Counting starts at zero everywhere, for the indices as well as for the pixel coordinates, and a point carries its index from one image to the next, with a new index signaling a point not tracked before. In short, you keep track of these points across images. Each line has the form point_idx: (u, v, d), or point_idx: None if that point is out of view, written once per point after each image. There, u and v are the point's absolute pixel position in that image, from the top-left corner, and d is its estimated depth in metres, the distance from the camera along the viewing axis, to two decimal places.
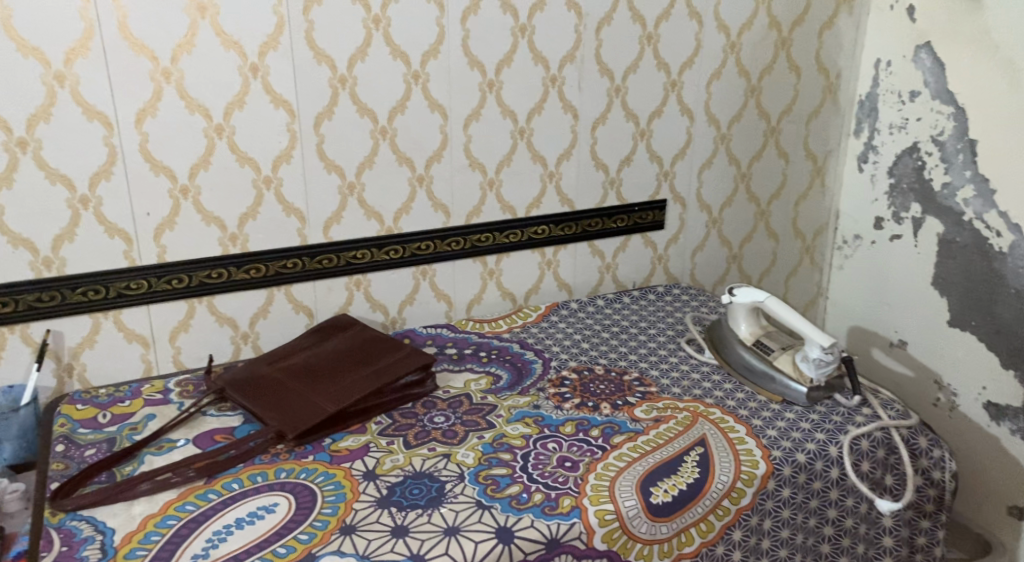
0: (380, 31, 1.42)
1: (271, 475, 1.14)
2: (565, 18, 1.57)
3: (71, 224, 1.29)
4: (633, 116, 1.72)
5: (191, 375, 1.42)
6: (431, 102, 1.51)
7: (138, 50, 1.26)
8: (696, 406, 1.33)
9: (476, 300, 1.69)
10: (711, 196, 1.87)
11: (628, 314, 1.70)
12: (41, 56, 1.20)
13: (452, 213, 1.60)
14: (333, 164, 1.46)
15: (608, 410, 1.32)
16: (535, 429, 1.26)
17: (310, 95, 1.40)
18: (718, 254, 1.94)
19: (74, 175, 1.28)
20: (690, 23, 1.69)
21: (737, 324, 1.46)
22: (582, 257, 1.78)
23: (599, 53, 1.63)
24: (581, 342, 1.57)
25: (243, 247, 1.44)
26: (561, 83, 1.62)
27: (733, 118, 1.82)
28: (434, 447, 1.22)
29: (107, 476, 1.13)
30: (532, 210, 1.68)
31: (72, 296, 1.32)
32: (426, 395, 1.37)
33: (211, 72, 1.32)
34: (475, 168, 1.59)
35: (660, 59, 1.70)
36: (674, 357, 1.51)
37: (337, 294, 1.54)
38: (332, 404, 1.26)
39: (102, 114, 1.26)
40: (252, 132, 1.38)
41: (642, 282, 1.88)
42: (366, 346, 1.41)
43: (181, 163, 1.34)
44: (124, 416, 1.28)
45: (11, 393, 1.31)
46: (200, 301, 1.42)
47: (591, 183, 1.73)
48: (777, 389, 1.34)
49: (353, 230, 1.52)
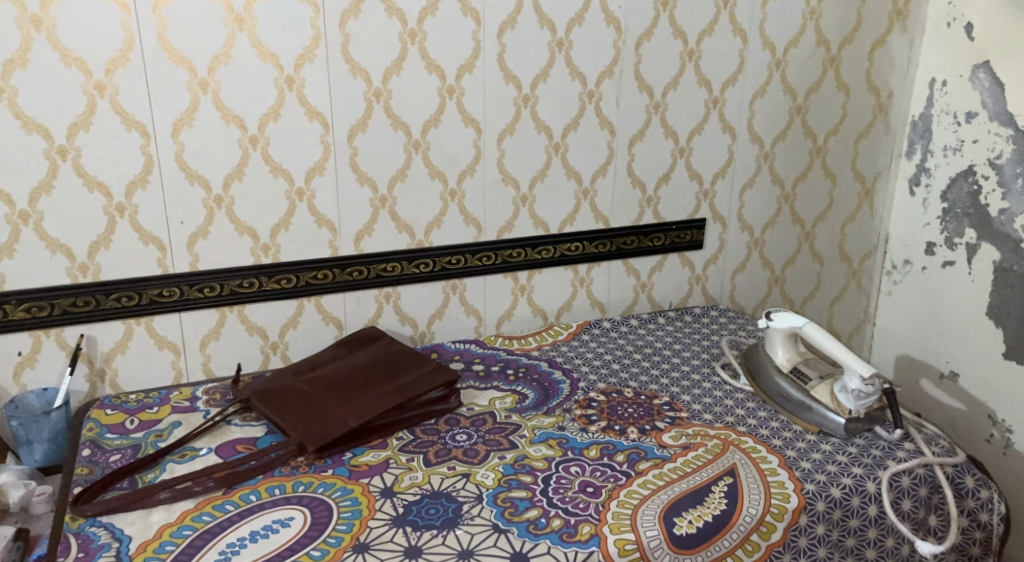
0: (416, 45, 1.42)
1: (289, 488, 1.14)
2: (604, 34, 1.55)
3: (107, 230, 1.32)
4: (673, 133, 1.68)
5: (219, 384, 1.43)
6: (466, 116, 1.50)
7: (177, 61, 1.28)
8: (728, 433, 1.28)
9: (506, 316, 1.67)
10: (753, 216, 1.82)
11: (662, 335, 1.66)
12: (83, 66, 1.23)
13: (484, 227, 1.59)
14: (366, 177, 1.46)
15: (635, 434, 1.28)
16: (558, 451, 1.23)
17: (344, 107, 1.41)
18: (759, 275, 1.88)
19: (111, 183, 1.30)
20: (733, 39, 1.66)
21: (773, 350, 1.40)
22: (617, 275, 1.75)
23: (638, 69, 1.60)
24: (612, 363, 1.53)
25: (274, 257, 1.44)
26: (598, 98, 1.59)
27: (778, 136, 1.77)
28: (454, 465, 1.19)
29: (129, 482, 1.14)
30: (565, 226, 1.66)
31: (106, 302, 1.35)
32: (449, 412, 1.34)
33: (248, 85, 1.33)
34: (508, 183, 1.57)
35: (701, 76, 1.66)
36: (707, 383, 1.46)
37: (367, 307, 1.54)
38: (353, 418, 1.24)
39: (139, 123, 1.29)
40: (287, 145, 1.39)
41: (679, 303, 1.83)
42: (392, 360, 1.40)
43: (216, 173, 1.36)
44: (150, 423, 1.30)
45: (45, 395, 1.34)
46: (232, 309, 1.44)
47: (627, 201, 1.69)
48: (814, 420, 1.29)
49: (384, 243, 1.51)
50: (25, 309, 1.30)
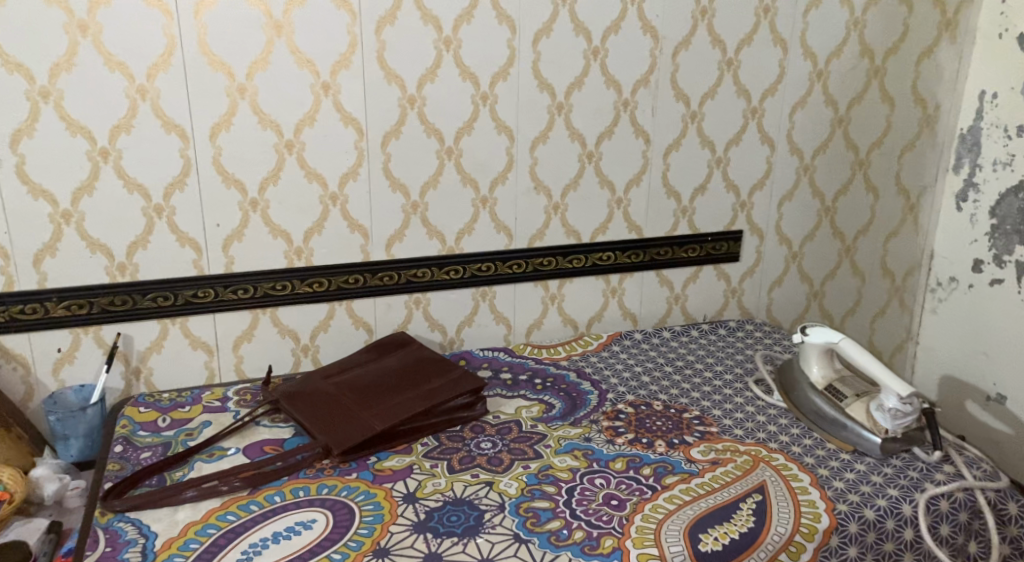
0: (450, 52, 1.43)
1: (313, 490, 1.14)
2: (640, 42, 1.54)
3: (145, 232, 1.35)
4: (710, 143, 1.65)
5: (251, 385, 1.45)
6: (499, 123, 1.50)
7: (216, 66, 1.31)
8: (758, 450, 1.25)
9: (536, 325, 1.66)
10: (792, 229, 1.78)
11: (694, 348, 1.63)
12: (126, 70, 1.26)
13: (515, 235, 1.58)
14: (398, 183, 1.47)
15: (662, 448, 1.26)
16: (584, 462, 1.21)
17: (379, 114, 1.42)
18: (797, 290, 1.84)
19: (150, 184, 1.33)
20: (773, 49, 1.63)
21: (808, 365, 1.36)
22: (650, 286, 1.72)
23: (675, 78, 1.58)
24: (642, 375, 1.51)
25: (307, 261, 1.46)
26: (633, 107, 1.58)
27: (818, 148, 1.73)
28: (478, 473, 1.19)
29: (158, 479, 1.16)
30: (598, 236, 1.64)
31: (143, 302, 1.38)
32: (475, 419, 1.34)
33: (286, 90, 1.36)
34: (540, 191, 1.57)
35: (740, 86, 1.63)
36: (739, 398, 1.43)
37: (397, 312, 1.54)
38: (379, 422, 1.25)
39: (179, 126, 1.32)
40: (322, 150, 1.41)
41: (713, 316, 1.80)
42: (420, 366, 1.40)
43: (252, 176, 1.38)
44: (181, 421, 1.32)
45: (83, 392, 1.37)
46: (264, 311, 1.46)
47: (661, 211, 1.67)
48: (849, 438, 1.25)
49: (415, 249, 1.52)
50: (64, 306, 1.33)
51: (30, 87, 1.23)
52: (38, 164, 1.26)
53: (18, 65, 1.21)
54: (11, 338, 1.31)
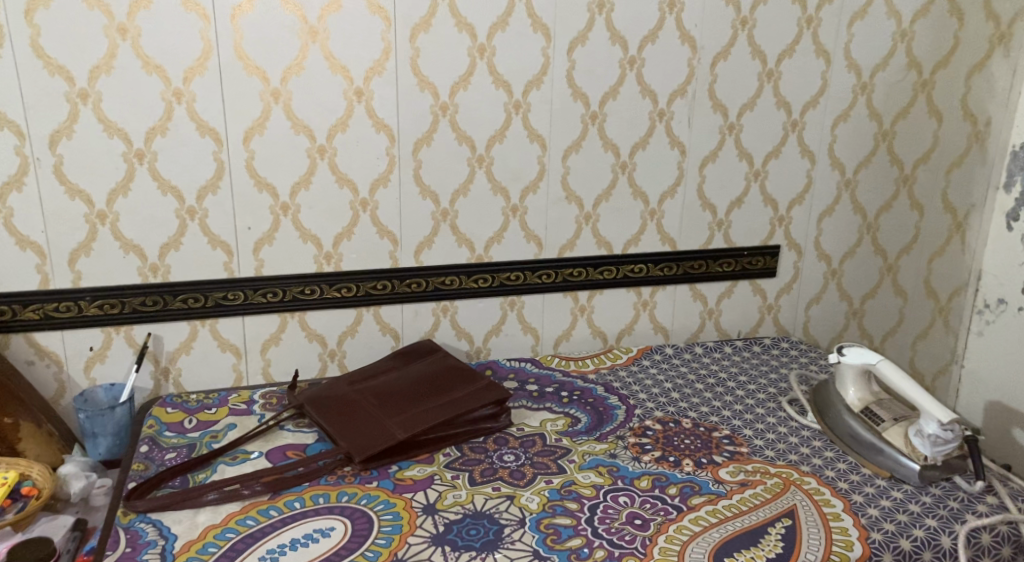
0: (484, 60, 1.42)
1: (333, 497, 1.13)
2: (677, 53, 1.51)
3: (177, 233, 1.36)
4: (748, 155, 1.62)
5: (277, 388, 1.45)
6: (531, 132, 1.48)
7: (251, 71, 1.32)
8: (790, 473, 1.21)
9: (565, 336, 1.64)
10: (832, 245, 1.73)
11: (727, 365, 1.59)
12: (163, 74, 1.28)
13: (545, 245, 1.57)
14: (429, 190, 1.46)
15: (690, 467, 1.22)
16: (608, 479, 1.19)
17: (410, 120, 1.41)
18: (836, 307, 1.78)
19: (183, 187, 1.34)
20: (816, 61, 1.58)
21: (844, 388, 1.31)
22: (682, 300, 1.69)
23: (713, 89, 1.55)
24: (671, 391, 1.48)
25: (336, 266, 1.46)
26: (669, 118, 1.55)
27: (861, 163, 1.68)
28: (499, 486, 1.17)
29: (181, 481, 1.16)
30: (630, 247, 1.62)
31: (174, 303, 1.39)
32: (499, 431, 1.32)
33: (319, 96, 1.36)
34: (572, 201, 1.55)
35: (780, 97, 1.59)
36: (771, 417, 1.38)
37: (424, 320, 1.54)
38: (402, 431, 1.23)
39: (213, 130, 1.33)
40: (354, 156, 1.41)
41: (748, 332, 1.76)
42: (445, 375, 1.39)
43: (284, 181, 1.39)
44: (207, 423, 1.32)
45: (113, 390, 1.39)
46: (293, 316, 1.46)
47: (696, 224, 1.64)
48: (885, 464, 1.20)
49: (444, 257, 1.51)
50: (97, 305, 1.35)
51: (70, 88, 1.25)
52: (76, 164, 1.28)
53: (59, 67, 1.24)
54: (45, 335, 1.34)
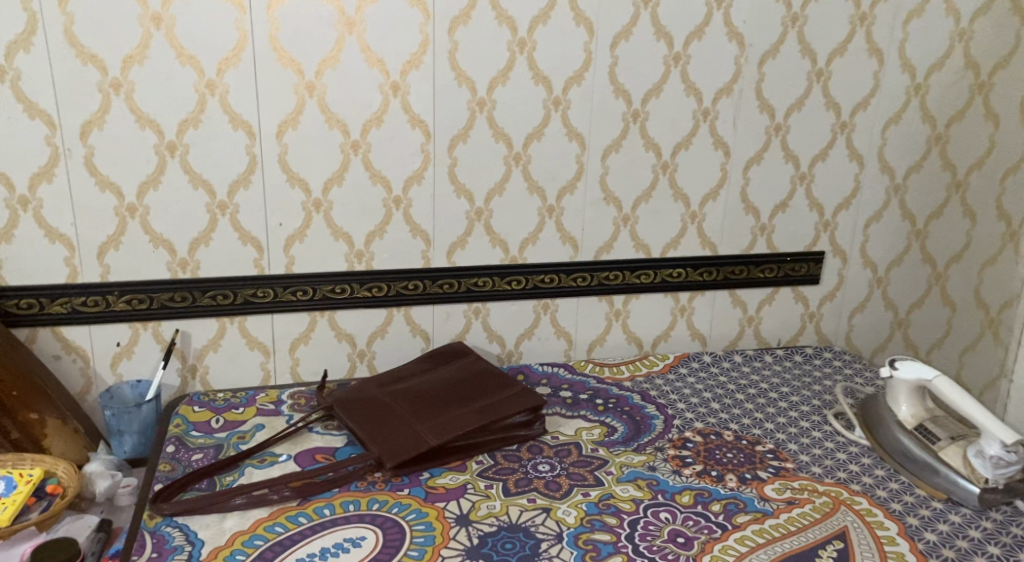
0: (524, 55, 1.37)
1: (363, 504, 1.10)
2: (725, 49, 1.45)
3: (208, 228, 1.33)
4: (794, 158, 1.56)
5: (305, 389, 1.42)
6: (570, 130, 1.44)
7: (286, 62, 1.28)
8: (839, 491, 1.15)
9: (599, 341, 1.59)
10: (879, 252, 1.67)
11: (767, 375, 1.53)
12: (197, 65, 1.25)
13: (581, 247, 1.52)
14: (463, 189, 1.42)
15: (733, 483, 1.17)
16: (648, 494, 1.14)
17: (447, 116, 1.37)
18: (880, 317, 1.72)
19: (215, 181, 1.31)
20: (868, 60, 1.52)
21: (896, 404, 1.25)
22: (721, 306, 1.63)
23: (760, 88, 1.49)
24: (710, 401, 1.42)
25: (367, 264, 1.42)
26: (714, 117, 1.49)
27: (911, 168, 1.61)
28: (535, 498, 1.12)
29: (208, 484, 1.13)
30: (668, 251, 1.56)
31: (203, 299, 1.36)
32: (533, 438, 1.28)
33: (354, 90, 1.32)
34: (610, 202, 1.50)
35: (830, 98, 1.53)
36: (816, 432, 1.33)
37: (455, 322, 1.50)
38: (434, 436, 1.19)
39: (246, 123, 1.29)
40: (388, 152, 1.37)
41: (789, 341, 1.70)
42: (478, 379, 1.35)
43: (316, 177, 1.35)
44: (234, 424, 1.29)
45: (139, 388, 1.36)
46: (322, 315, 1.43)
47: (738, 228, 1.58)
48: (941, 485, 1.14)
49: (477, 257, 1.47)
50: (125, 301, 1.33)
51: (103, 78, 1.22)
52: (107, 156, 1.26)
53: (92, 56, 1.21)
54: (73, 329, 1.31)
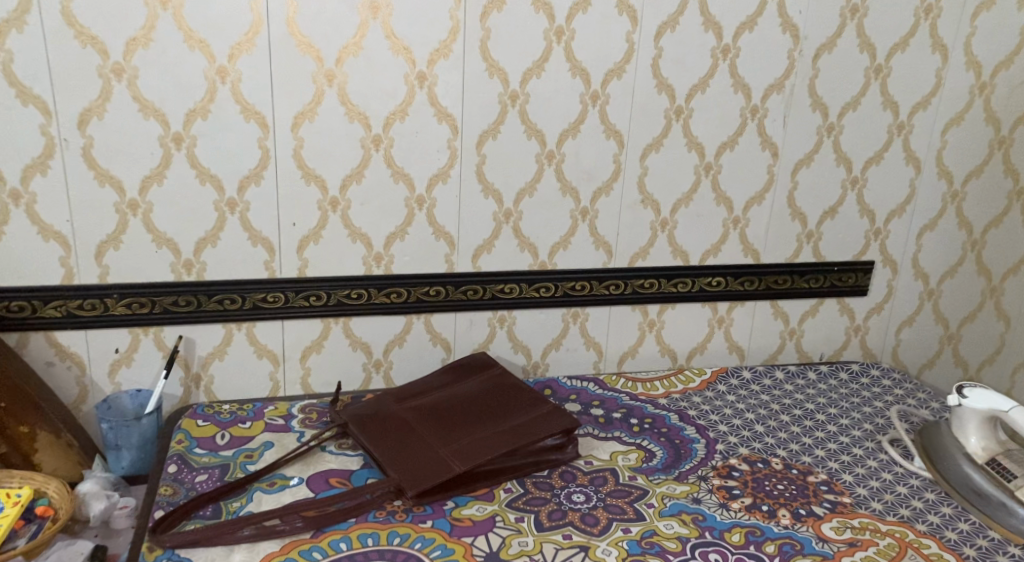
0: (562, 45, 1.26)
1: (383, 539, 1.00)
2: (777, 42, 1.34)
3: (216, 227, 1.23)
4: (846, 160, 1.44)
5: (318, 401, 1.32)
6: (608, 127, 1.32)
7: (304, 49, 1.17)
8: (905, 532, 1.05)
9: (630, 353, 1.49)
10: (931, 263, 1.56)
11: (813, 394, 1.42)
12: (206, 49, 1.14)
13: (615, 252, 1.41)
14: (492, 188, 1.31)
15: (787, 520, 1.07)
16: (694, 531, 1.04)
17: (477, 110, 1.26)
18: (930, 331, 1.61)
19: (224, 177, 1.20)
20: (931, 56, 1.41)
21: (964, 435, 1.15)
22: (762, 318, 1.53)
23: (814, 84, 1.38)
24: (754, 423, 1.32)
25: (386, 268, 1.32)
26: (763, 115, 1.38)
27: (971, 173, 1.50)
28: (571, 534, 1.02)
29: (213, 510, 1.03)
30: (708, 258, 1.46)
31: (208, 304, 1.26)
32: (565, 463, 1.17)
33: (378, 80, 1.21)
34: (648, 204, 1.39)
35: (888, 97, 1.42)
36: (871, 460, 1.22)
37: (478, 330, 1.39)
38: (459, 462, 1.09)
39: (259, 114, 1.19)
40: (413, 147, 1.26)
41: (832, 355, 1.59)
42: (504, 396, 1.24)
43: (334, 173, 1.24)
44: (241, 441, 1.19)
45: (139, 398, 1.26)
46: (337, 321, 1.32)
47: (784, 234, 1.47)
48: (1018, 528, 1.03)
49: (504, 262, 1.36)
50: (125, 304, 1.22)
51: (103, 62, 1.11)
52: (107, 147, 1.15)
53: (92, 38, 1.10)
54: (68, 335, 1.21)
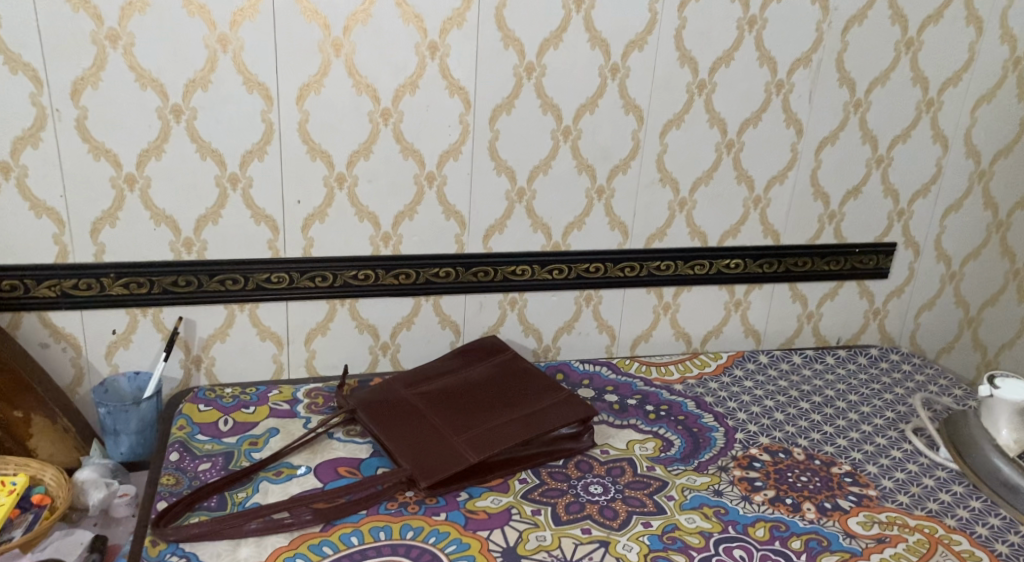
0: (581, 14, 1.20)
1: (396, 532, 0.96)
2: (806, 13, 1.28)
3: (217, 204, 1.17)
4: (872, 139, 1.39)
5: (323, 386, 1.27)
6: (627, 102, 1.26)
7: (310, 16, 1.10)
8: (934, 527, 1.01)
9: (644, 337, 1.45)
10: (955, 246, 1.52)
11: (832, 381, 1.39)
12: (206, 15, 1.07)
13: (631, 233, 1.36)
14: (505, 165, 1.26)
15: (812, 514, 1.03)
16: (717, 525, 1.00)
17: (491, 83, 1.20)
18: (949, 315, 1.57)
19: (226, 152, 1.15)
20: (965, 29, 1.35)
21: (996, 428, 1.12)
22: (780, 301, 1.48)
23: (842, 58, 1.32)
24: (773, 411, 1.28)
25: (394, 248, 1.26)
26: (788, 90, 1.32)
27: (999, 153, 1.45)
28: (590, 528, 0.98)
29: (218, 501, 0.99)
30: (727, 240, 1.41)
31: (209, 284, 1.20)
32: (581, 452, 1.13)
33: (387, 50, 1.15)
34: (666, 183, 1.34)
35: (918, 72, 1.36)
36: (896, 451, 1.19)
37: (489, 313, 1.34)
38: (473, 452, 1.05)
39: (263, 85, 1.12)
40: (424, 122, 1.20)
41: (849, 340, 1.56)
42: (518, 382, 1.20)
43: (341, 149, 1.19)
44: (245, 427, 1.15)
45: (138, 380, 1.22)
46: (343, 303, 1.27)
47: (805, 215, 1.42)
48: None
49: (517, 242, 1.31)
50: (122, 284, 1.17)
51: (97, 28, 1.04)
52: (102, 119, 1.09)
53: (84, 1, 1.03)
54: (62, 315, 1.16)
